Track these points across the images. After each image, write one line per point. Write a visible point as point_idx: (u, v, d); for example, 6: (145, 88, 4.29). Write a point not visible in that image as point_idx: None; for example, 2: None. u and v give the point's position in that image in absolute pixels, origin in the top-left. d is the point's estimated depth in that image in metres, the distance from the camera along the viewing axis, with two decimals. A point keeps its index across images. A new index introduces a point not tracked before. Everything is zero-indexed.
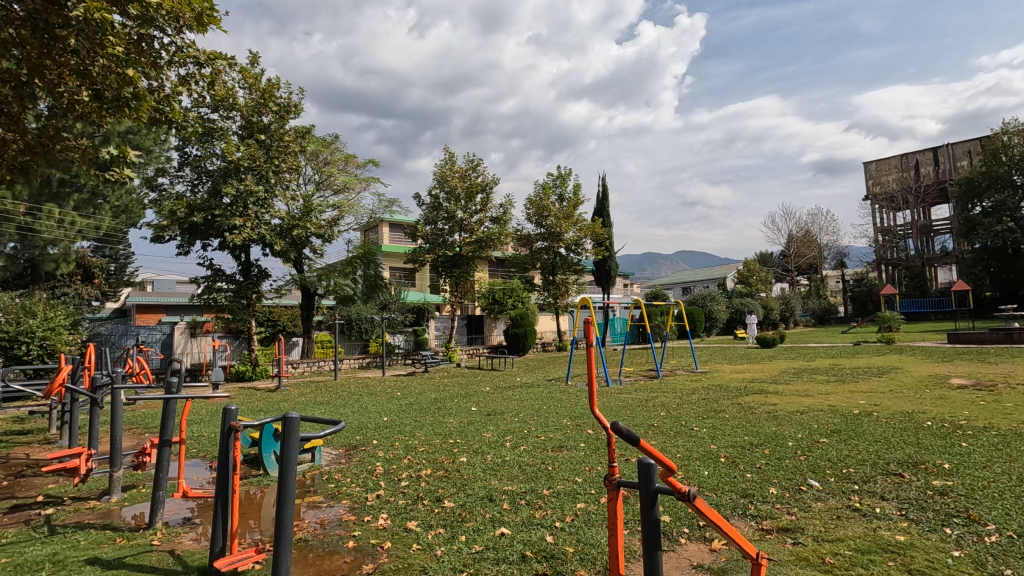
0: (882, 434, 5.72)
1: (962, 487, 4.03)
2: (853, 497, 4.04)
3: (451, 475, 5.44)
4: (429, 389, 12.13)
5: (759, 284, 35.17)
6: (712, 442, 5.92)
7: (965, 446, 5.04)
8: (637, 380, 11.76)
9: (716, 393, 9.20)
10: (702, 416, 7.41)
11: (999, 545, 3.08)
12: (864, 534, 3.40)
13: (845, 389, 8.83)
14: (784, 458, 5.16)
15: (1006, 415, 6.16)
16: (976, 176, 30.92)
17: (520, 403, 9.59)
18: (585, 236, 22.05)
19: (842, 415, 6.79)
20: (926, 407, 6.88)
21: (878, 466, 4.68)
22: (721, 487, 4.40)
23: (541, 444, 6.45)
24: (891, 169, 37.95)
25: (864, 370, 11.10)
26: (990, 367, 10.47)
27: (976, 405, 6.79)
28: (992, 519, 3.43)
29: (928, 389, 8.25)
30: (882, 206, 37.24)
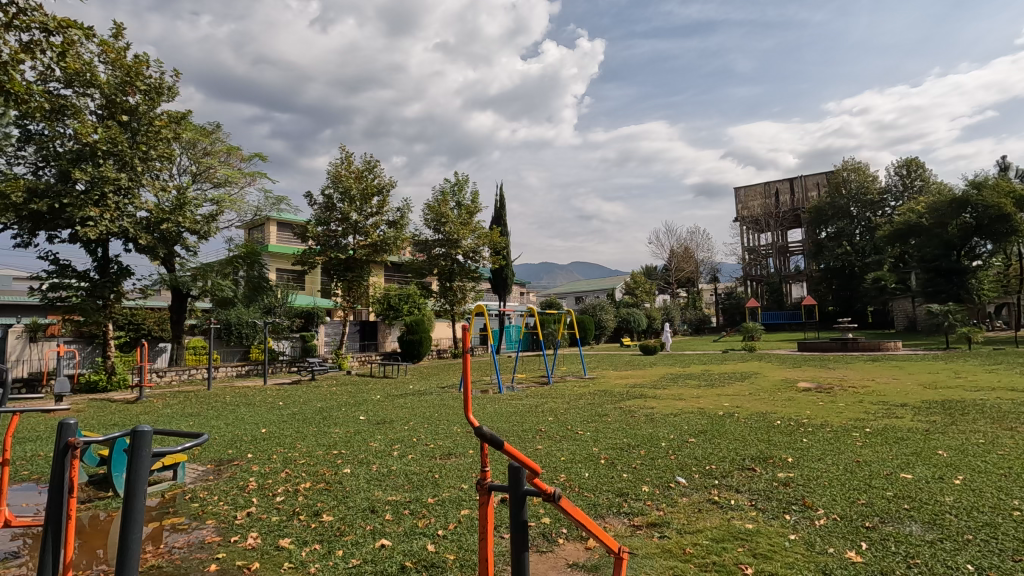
0: (740, 433, 6.32)
1: (801, 477, 4.56)
2: (713, 491, 4.42)
3: (333, 487, 5.18)
4: (315, 398, 11.55)
5: (644, 295, 37.54)
6: (594, 445, 6.20)
7: (806, 442, 5.73)
8: (529, 387, 11.96)
9: (601, 398, 9.71)
10: (586, 420, 7.75)
11: (826, 528, 3.53)
12: (720, 524, 3.73)
13: (713, 392, 9.67)
14: (657, 457, 5.54)
15: (838, 414, 7.09)
16: (823, 206, 35.52)
17: (411, 411, 9.41)
18: (483, 244, 22.24)
19: (709, 417, 7.43)
20: (777, 407, 7.78)
21: (735, 462, 5.18)
22: (599, 488, 4.61)
23: (430, 452, 6.38)
24: (757, 195, 42.38)
25: (729, 375, 12.22)
26: (829, 372, 12.04)
27: (817, 405, 7.79)
28: (821, 504, 3.92)
29: (780, 392, 9.31)
30: (749, 228, 41.43)
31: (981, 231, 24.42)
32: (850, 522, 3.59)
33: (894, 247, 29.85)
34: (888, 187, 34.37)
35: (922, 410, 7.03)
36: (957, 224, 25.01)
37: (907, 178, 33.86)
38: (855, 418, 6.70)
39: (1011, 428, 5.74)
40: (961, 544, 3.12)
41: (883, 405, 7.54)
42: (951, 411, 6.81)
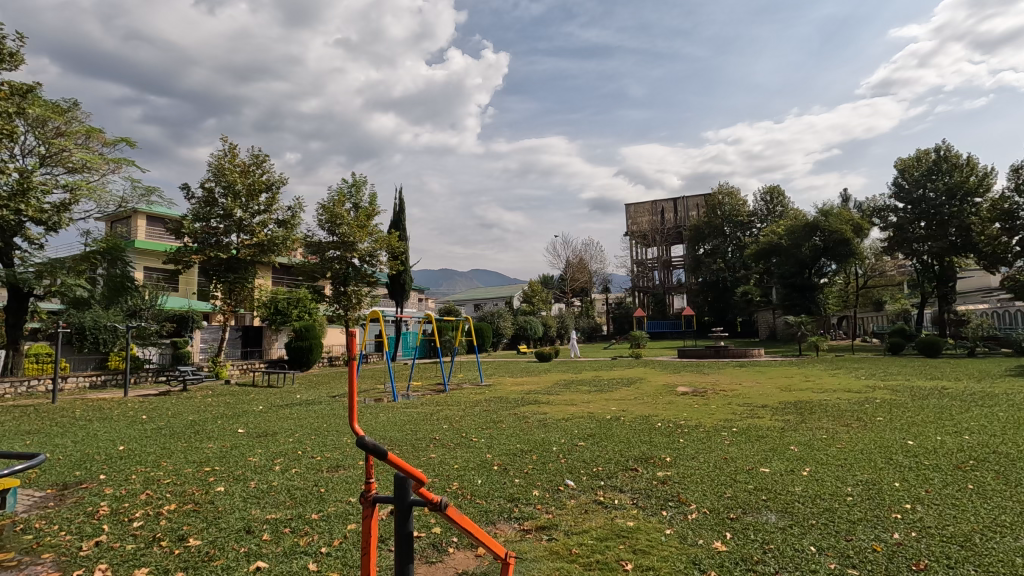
0: (624, 435, 6.69)
1: (676, 475, 4.91)
2: (599, 492, 4.62)
3: (203, 508, 4.72)
4: (185, 410, 10.48)
5: (540, 303, 38.54)
6: (488, 451, 6.24)
7: (682, 442, 6.19)
8: (424, 395, 11.74)
9: (496, 404, 9.79)
10: (481, 427, 7.77)
11: (697, 521, 3.81)
12: (604, 523, 3.90)
13: (602, 397, 10.14)
14: (547, 461, 5.69)
15: (709, 415, 7.76)
16: (702, 225, 38.88)
17: (296, 422, 8.86)
18: (381, 248, 21.65)
19: (597, 420, 7.79)
20: (659, 410, 8.35)
21: (619, 463, 5.46)
22: (491, 494, 4.63)
23: (316, 465, 6.04)
24: (645, 212, 45.37)
25: (617, 381, 12.92)
26: (704, 376, 13.13)
27: (693, 407, 8.47)
28: (693, 499, 4.24)
29: (661, 395, 10.00)
30: (637, 243, 44.21)
31: (828, 253, 27.98)
32: (717, 514, 3.91)
33: (759, 264, 33.31)
34: (755, 210, 38.38)
35: (779, 410, 7.90)
36: (809, 246, 28.47)
37: (770, 204, 38.08)
38: (723, 419, 7.36)
39: (846, 424, 6.62)
40: (807, 528, 3.51)
41: (748, 406, 8.37)
42: (801, 411, 7.70)
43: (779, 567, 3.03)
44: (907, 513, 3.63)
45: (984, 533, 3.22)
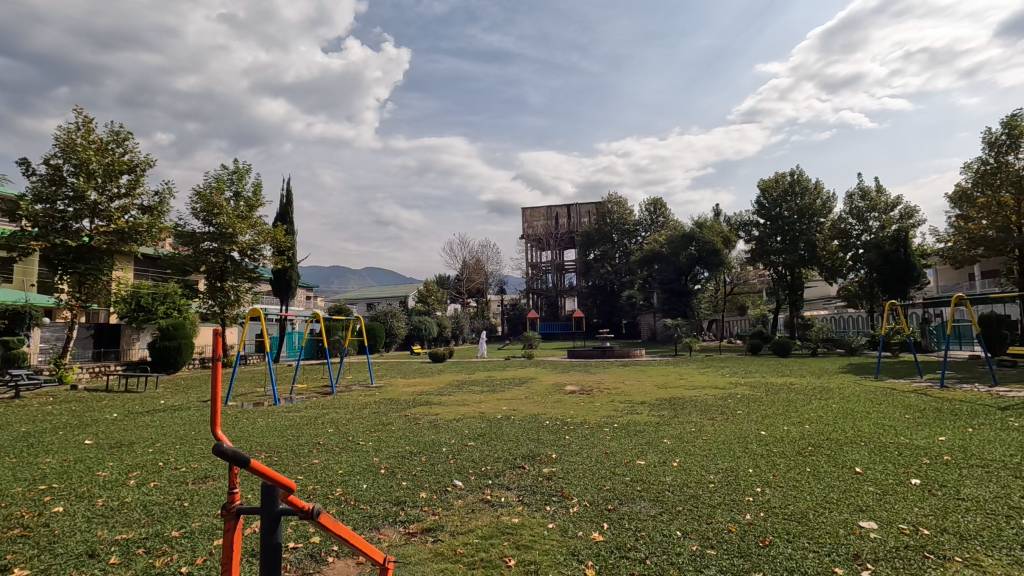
0: (513, 434, 6.82)
1: (560, 471, 5.09)
2: (486, 491, 4.66)
3: (33, 533, 4.08)
4: (13, 420, 9.01)
5: (435, 303, 38.24)
6: (375, 455, 6.03)
7: (567, 439, 6.44)
8: (309, 398, 11.10)
9: (386, 407, 9.51)
10: (369, 430, 7.52)
11: (578, 513, 3.98)
12: (489, 522, 3.94)
13: (493, 397, 10.25)
14: (436, 462, 5.64)
15: (594, 412, 8.16)
16: (592, 231, 40.85)
17: (158, 431, 7.97)
18: (264, 241, 20.16)
19: (488, 420, 7.87)
20: (547, 409, 8.63)
21: (507, 461, 5.56)
22: (376, 498, 4.49)
23: (179, 477, 5.47)
24: (540, 217, 46.72)
25: (508, 381, 13.13)
26: (590, 376, 13.76)
27: (578, 405, 8.86)
28: (575, 494, 4.43)
29: (550, 395, 10.32)
30: (532, 246, 45.37)
31: (701, 262, 30.65)
32: (596, 506, 4.11)
33: (643, 270, 35.57)
34: (640, 220, 41.00)
35: (656, 406, 8.50)
36: (686, 255, 30.96)
37: (654, 215, 40.94)
38: (606, 416, 7.78)
39: (711, 417, 7.29)
40: (674, 514, 3.81)
41: (629, 403, 8.91)
42: (674, 406, 8.35)
43: (649, 552, 3.24)
44: (757, 495, 4.07)
45: (818, 510, 3.69)
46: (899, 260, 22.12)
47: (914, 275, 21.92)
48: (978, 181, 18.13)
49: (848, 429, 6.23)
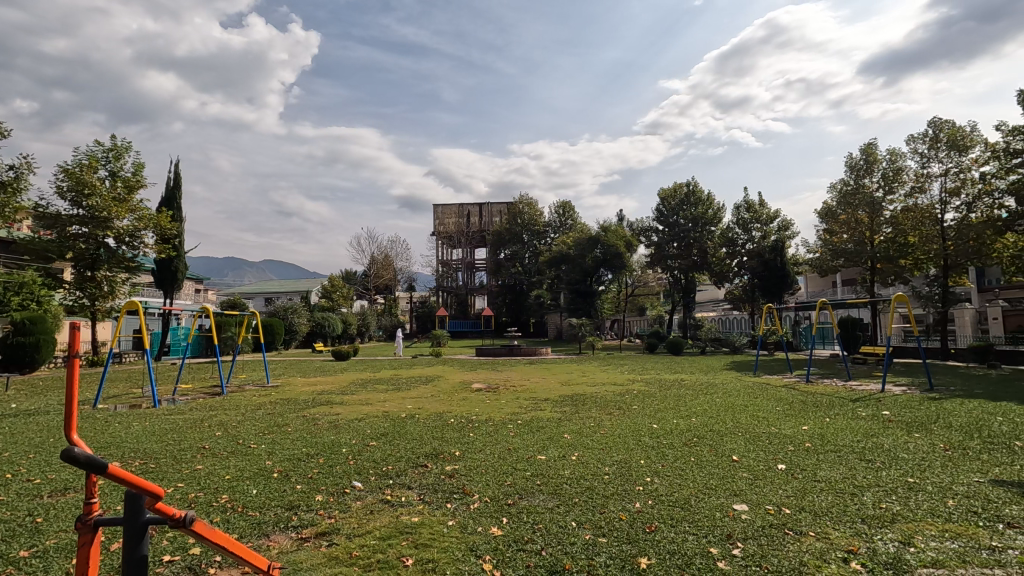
0: (416, 433, 6.73)
1: (463, 468, 5.10)
2: (386, 491, 4.56)
3: None
4: None
5: (340, 300, 36.84)
6: (268, 458, 5.70)
7: (471, 436, 6.47)
8: (195, 399, 10.24)
9: (283, 407, 9.01)
10: (262, 432, 7.07)
11: (478, 510, 4.01)
12: (388, 522, 3.86)
13: (398, 396, 10.04)
14: (335, 464, 5.42)
15: (499, 410, 8.26)
16: (504, 231, 41.32)
17: (7, 439, 6.97)
18: (146, 228, 18.34)
19: (391, 419, 7.71)
20: (453, 407, 8.60)
21: (410, 460, 5.48)
22: (267, 504, 4.24)
23: (33, 490, 4.83)
24: (451, 214, 46.48)
25: (414, 379, 12.95)
26: (496, 374, 13.93)
27: (484, 403, 8.91)
28: (477, 490, 4.46)
29: (457, 393, 10.31)
30: (443, 243, 45.04)
31: (606, 264, 32.06)
32: (497, 501, 4.17)
33: (551, 270, 36.52)
34: (549, 222, 42.08)
35: (559, 403, 8.77)
36: (591, 257, 32.24)
37: (562, 217, 42.21)
38: (511, 413, 7.91)
39: (609, 412, 7.65)
40: (570, 506, 3.95)
41: (534, 400, 9.12)
42: (576, 402, 8.66)
43: (544, 544, 3.34)
44: (647, 485, 4.33)
45: (699, 496, 3.99)
46: (776, 267, 24.52)
47: (788, 282, 24.40)
48: (841, 200, 20.52)
49: (728, 421, 6.80)
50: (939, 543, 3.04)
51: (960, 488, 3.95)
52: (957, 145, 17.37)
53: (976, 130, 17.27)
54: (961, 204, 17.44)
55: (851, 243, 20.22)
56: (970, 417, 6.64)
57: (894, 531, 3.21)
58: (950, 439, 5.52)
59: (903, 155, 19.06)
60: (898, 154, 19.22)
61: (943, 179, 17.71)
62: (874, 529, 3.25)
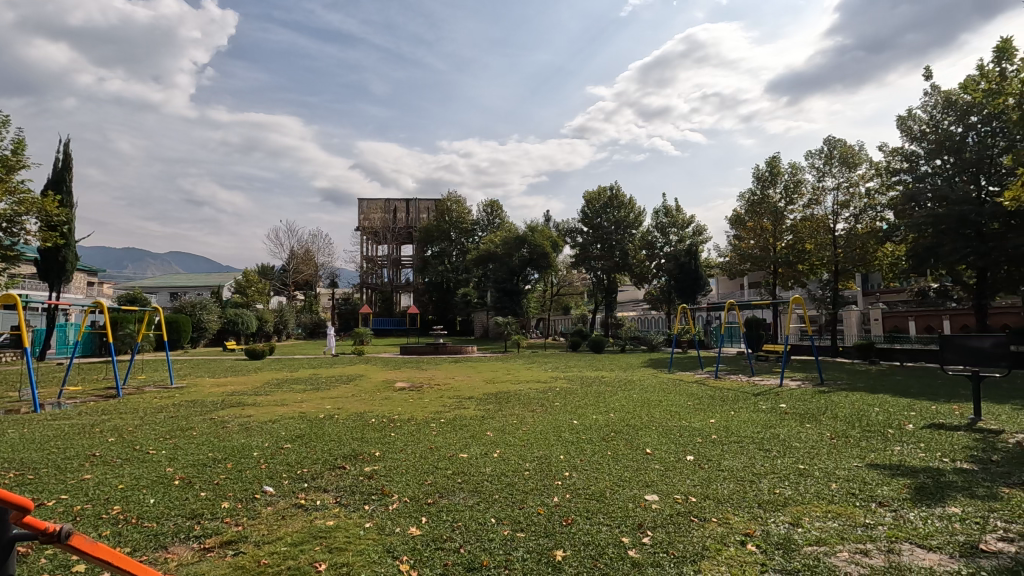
0: (335, 434, 6.52)
1: (383, 469, 5.00)
2: (300, 495, 4.38)
3: None
4: None
5: (256, 295, 34.87)
6: (168, 465, 5.29)
7: (392, 436, 6.35)
8: (85, 402, 9.31)
9: (188, 410, 8.41)
10: (163, 437, 6.56)
11: (397, 510, 3.94)
12: (301, 527, 3.71)
13: (317, 396, 9.68)
14: (245, 469, 5.13)
15: (422, 408, 8.16)
16: (431, 228, 40.83)
17: None
18: (29, 213, 16.45)
19: (308, 420, 7.40)
20: (374, 406, 8.39)
21: (327, 462, 5.30)
22: (165, 514, 3.94)
23: None
24: (377, 209, 45.32)
25: (335, 379, 12.53)
26: (421, 372, 13.74)
27: (407, 402, 8.76)
28: (396, 490, 4.38)
29: (380, 392, 10.07)
30: (368, 238, 43.77)
31: (532, 263, 32.53)
32: (416, 501, 4.12)
33: (479, 269, 36.51)
34: (477, 220, 42.09)
35: (483, 401, 8.79)
36: (518, 256, 32.56)
37: (490, 216, 42.34)
38: (434, 411, 7.84)
39: (532, 409, 7.77)
40: (490, 503, 3.97)
41: (458, 398, 9.08)
42: (499, 400, 8.72)
43: (463, 541, 3.33)
44: (565, 479, 4.45)
45: (614, 488, 4.15)
46: (691, 270, 25.92)
47: (701, 284, 25.94)
48: (749, 208, 21.99)
49: (643, 416, 7.12)
50: (823, 522, 3.34)
51: (841, 472, 4.36)
52: (847, 162, 19.13)
53: (863, 149, 19.11)
54: (850, 215, 19.25)
55: (757, 248, 21.77)
56: (853, 408, 7.35)
57: (785, 514, 3.50)
58: (836, 428, 6.09)
59: (802, 169, 20.76)
60: (798, 168, 20.91)
61: (835, 192, 19.45)
62: (769, 513, 3.52)
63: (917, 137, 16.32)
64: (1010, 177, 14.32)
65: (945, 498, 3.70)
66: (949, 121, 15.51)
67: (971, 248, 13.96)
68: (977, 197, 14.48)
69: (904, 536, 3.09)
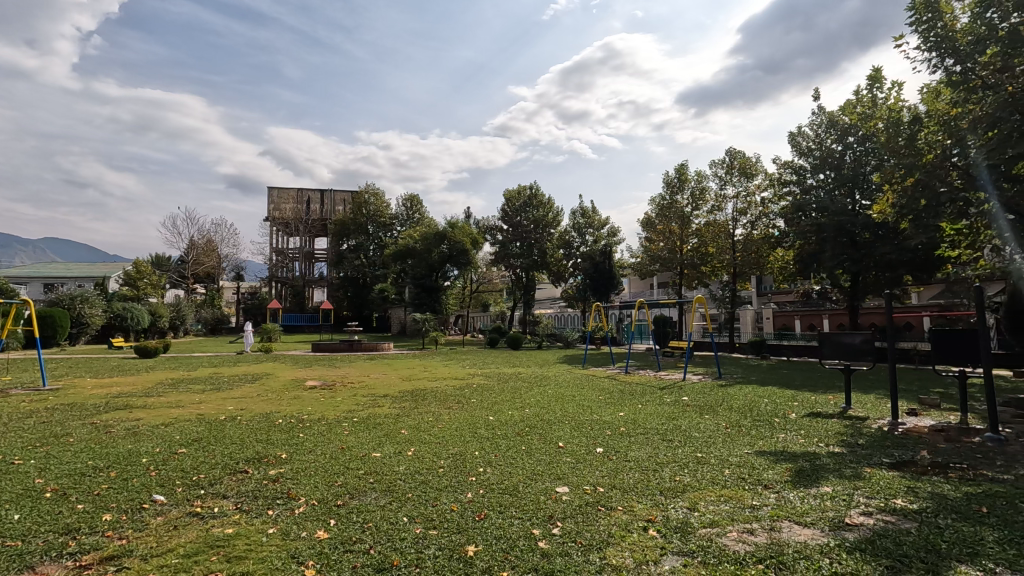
0: (237, 437, 6.14)
1: (289, 471, 4.77)
2: (195, 504, 4.07)
3: None
4: None
5: (148, 288, 31.99)
6: (38, 476, 4.72)
7: (301, 437, 6.08)
8: None
9: (64, 414, 7.54)
10: (32, 445, 5.84)
11: (303, 514, 3.78)
12: (196, 537, 3.46)
13: (217, 397, 9.05)
14: (132, 477, 4.70)
15: (334, 408, 7.86)
16: (347, 221, 39.44)
17: None
18: None
19: (207, 423, 6.90)
20: (282, 406, 7.98)
21: (227, 467, 4.96)
22: (33, 530, 3.52)
23: None
24: (289, 199, 43.13)
25: (238, 378, 11.76)
26: (333, 370, 13.25)
27: (318, 402, 8.41)
28: (304, 493, 4.20)
29: (288, 391, 9.60)
30: (278, 229, 41.49)
31: (452, 260, 32.38)
32: (325, 504, 3.96)
33: (396, 264, 35.71)
34: (396, 214, 41.19)
35: (399, 398, 8.62)
36: (437, 252, 32.21)
37: (410, 211, 41.60)
38: (346, 410, 7.58)
39: (448, 407, 7.73)
40: (403, 502, 3.91)
41: (372, 397, 8.85)
42: (416, 398, 8.60)
43: (373, 542, 3.26)
44: (479, 475, 4.48)
45: (526, 481, 4.23)
46: (605, 269, 26.89)
47: (614, 283, 27.00)
48: (659, 212, 23.16)
49: (557, 410, 7.31)
50: (717, 506, 3.60)
51: (734, 459, 4.73)
52: (746, 173, 20.68)
53: (759, 161, 20.75)
54: (747, 221, 20.83)
55: (665, 250, 22.98)
56: (745, 400, 7.99)
57: (684, 499, 3.74)
58: (731, 419, 6.59)
59: (707, 177, 22.19)
60: (704, 176, 22.32)
61: (734, 201, 20.98)
62: (670, 499, 3.75)
63: (805, 153, 17.96)
64: (879, 192, 16.15)
65: (819, 478, 4.12)
66: (831, 139, 17.22)
67: (847, 254, 15.59)
68: (852, 209, 16.18)
69: (785, 515, 3.41)
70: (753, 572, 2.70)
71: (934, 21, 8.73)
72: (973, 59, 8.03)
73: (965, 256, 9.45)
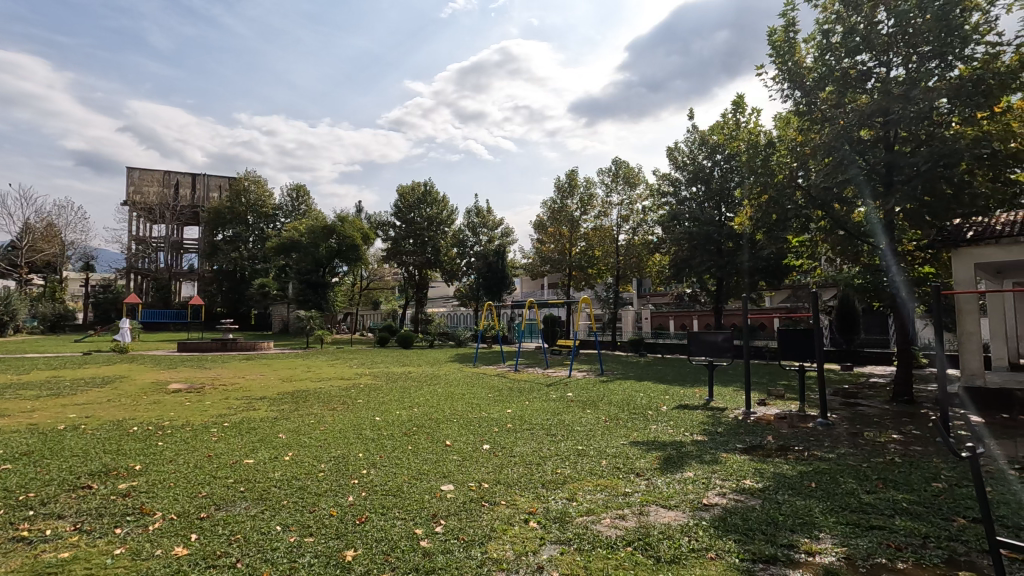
0: (80, 448, 5.39)
1: (144, 484, 4.29)
2: (22, 527, 3.51)
3: None
4: None
5: None
6: None
7: (160, 445, 5.48)
8: None
9: None
10: None
11: (159, 530, 3.41)
12: (21, 565, 2.99)
13: (56, 403, 7.91)
14: None
15: (201, 412, 7.19)
16: (223, 210, 36.29)
17: None
18: None
19: (41, 434, 5.98)
20: (138, 413, 7.14)
21: (65, 483, 4.34)
22: None
23: None
24: (152, 182, 38.76)
25: (83, 382, 10.30)
26: (202, 372, 12.16)
27: (183, 406, 7.65)
28: (160, 508, 3.79)
29: (146, 395, 8.63)
30: (139, 215, 37.10)
31: (341, 255, 31.05)
32: (186, 517, 3.61)
33: (279, 258, 33.53)
34: (280, 205, 38.73)
35: (277, 401, 8.08)
36: (326, 246, 30.71)
37: (296, 202, 39.33)
38: (216, 415, 6.96)
39: (332, 408, 7.39)
40: (276, 510, 3.68)
41: (247, 399, 8.23)
42: (297, 399, 8.15)
43: (240, 555, 3.03)
44: (362, 477, 4.33)
45: (411, 482, 4.17)
46: (497, 269, 27.28)
47: (506, 283, 27.48)
48: (551, 215, 23.97)
49: (446, 410, 7.26)
50: (593, 495, 3.80)
51: (611, 450, 5.03)
52: (629, 182, 22.05)
53: (641, 171, 22.19)
54: (629, 228, 22.22)
55: (556, 252, 23.88)
56: (624, 395, 8.52)
57: (564, 491, 3.90)
58: (610, 413, 7.00)
59: (595, 184, 23.34)
60: (592, 183, 23.44)
61: (619, 207, 22.30)
62: (551, 491, 3.89)
63: (681, 167, 19.52)
64: (740, 206, 18.00)
65: (683, 464, 4.52)
66: (703, 155, 18.89)
67: (714, 261, 17.22)
68: (719, 220, 17.90)
69: (653, 500, 3.68)
70: (622, 554, 2.89)
71: (786, 58, 9.88)
72: (815, 94, 9.21)
73: (806, 265, 10.83)
